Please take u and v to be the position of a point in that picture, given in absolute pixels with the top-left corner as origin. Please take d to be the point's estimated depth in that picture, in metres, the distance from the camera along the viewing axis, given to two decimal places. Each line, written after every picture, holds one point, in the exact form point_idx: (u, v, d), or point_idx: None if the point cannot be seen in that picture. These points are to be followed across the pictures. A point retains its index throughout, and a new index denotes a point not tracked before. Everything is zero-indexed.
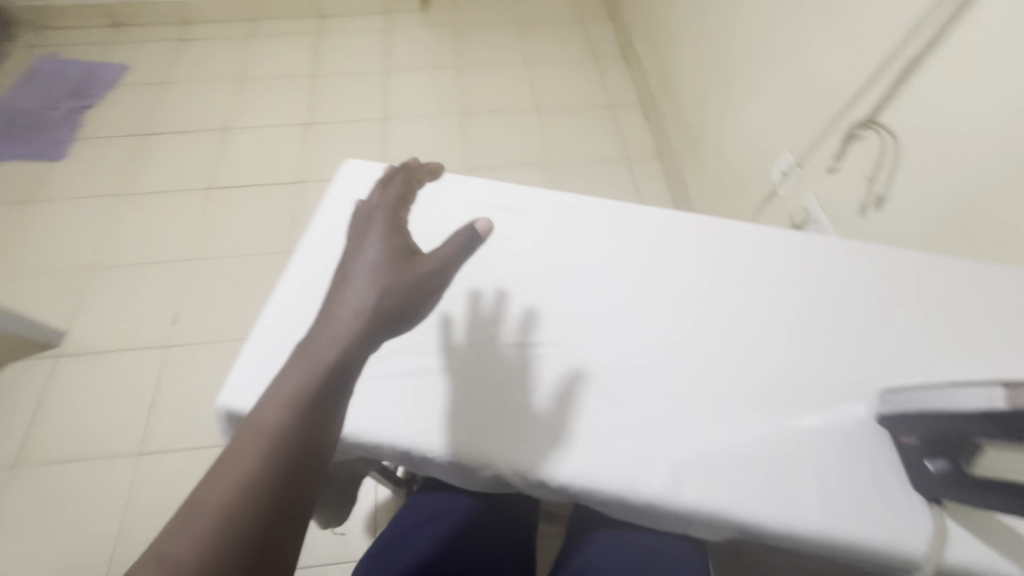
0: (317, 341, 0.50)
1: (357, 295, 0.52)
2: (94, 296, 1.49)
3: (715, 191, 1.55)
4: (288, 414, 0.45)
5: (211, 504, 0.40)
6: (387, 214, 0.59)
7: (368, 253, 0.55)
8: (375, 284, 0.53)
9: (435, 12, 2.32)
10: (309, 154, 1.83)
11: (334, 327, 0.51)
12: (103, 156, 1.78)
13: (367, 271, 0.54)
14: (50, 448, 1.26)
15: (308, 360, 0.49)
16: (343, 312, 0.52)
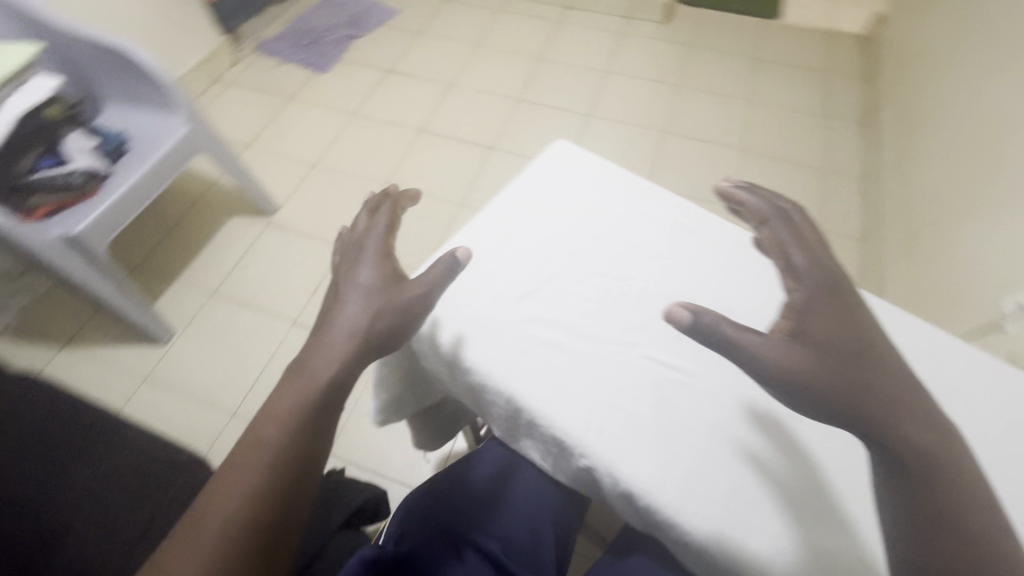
0: (312, 360, 0.51)
1: (352, 316, 0.54)
2: (307, 186, 1.79)
3: (921, 297, 1.35)
4: (287, 435, 0.47)
5: (217, 516, 0.44)
6: (377, 243, 0.60)
7: (360, 277, 0.56)
8: (366, 306, 0.55)
9: (673, 28, 2.30)
10: (510, 126, 1.97)
11: (330, 346, 0.52)
12: (353, 78, 2.11)
13: (360, 295, 0.55)
14: (240, 290, 1.56)
15: (304, 383, 0.50)
16: (334, 333, 0.53)
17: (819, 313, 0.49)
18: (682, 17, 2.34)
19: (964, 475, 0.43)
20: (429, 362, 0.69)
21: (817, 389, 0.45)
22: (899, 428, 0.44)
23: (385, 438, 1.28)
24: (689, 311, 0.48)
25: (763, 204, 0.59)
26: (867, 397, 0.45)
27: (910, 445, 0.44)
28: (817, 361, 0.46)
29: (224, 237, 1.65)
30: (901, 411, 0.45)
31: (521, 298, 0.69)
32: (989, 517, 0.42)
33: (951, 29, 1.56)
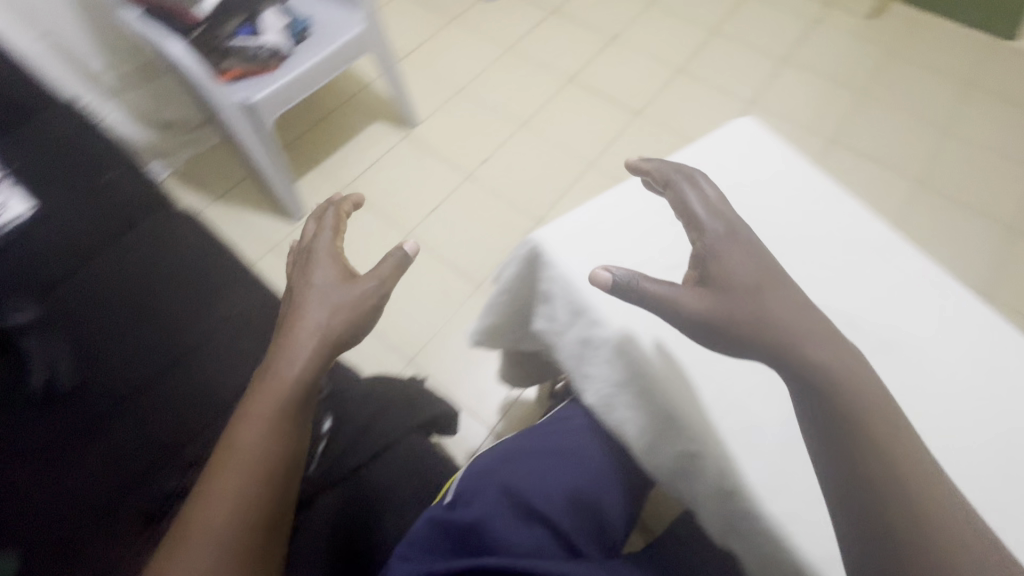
0: (281, 363, 0.61)
1: (317, 317, 0.64)
2: (448, 109, 1.82)
3: None
4: (263, 430, 0.58)
5: (217, 516, 0.53)
6: (327, 249, 0.71)
7: (318, 280, 0.68)
8: (327, 307, 0.65)
9: (877, 27, 2.02)
10: (661, 96, 1.86)
11: (295, 346, 0.62)
12: (517, 12, 2.08)
13: (320, 298, 0.66)
14: (367, 191, 1.65)
15: (273, 386, 0.60)
16: (296, 333, 0.63)
17: (723, 256, 0.57)
18: (891, 16, 2.05)
19: (860, 385, 0.49)
20: (550, 305, 0.69)
21: (722, 323, 0.54)
22: (795, 349, 0.51)
23: (463, 366, 1.36)
24: (613, 271, 0.57)
25: (659, 172, 0.65)
26: (761, 325, 0.53)
27: (807, 361, 0.51)
28: (718, 299, 0.55)
29: (364, 138, 1.75)
30: (793, 333, 0.52)
31: (665, 270, 0.67)
32: (892, 421, 0.48)
33: None
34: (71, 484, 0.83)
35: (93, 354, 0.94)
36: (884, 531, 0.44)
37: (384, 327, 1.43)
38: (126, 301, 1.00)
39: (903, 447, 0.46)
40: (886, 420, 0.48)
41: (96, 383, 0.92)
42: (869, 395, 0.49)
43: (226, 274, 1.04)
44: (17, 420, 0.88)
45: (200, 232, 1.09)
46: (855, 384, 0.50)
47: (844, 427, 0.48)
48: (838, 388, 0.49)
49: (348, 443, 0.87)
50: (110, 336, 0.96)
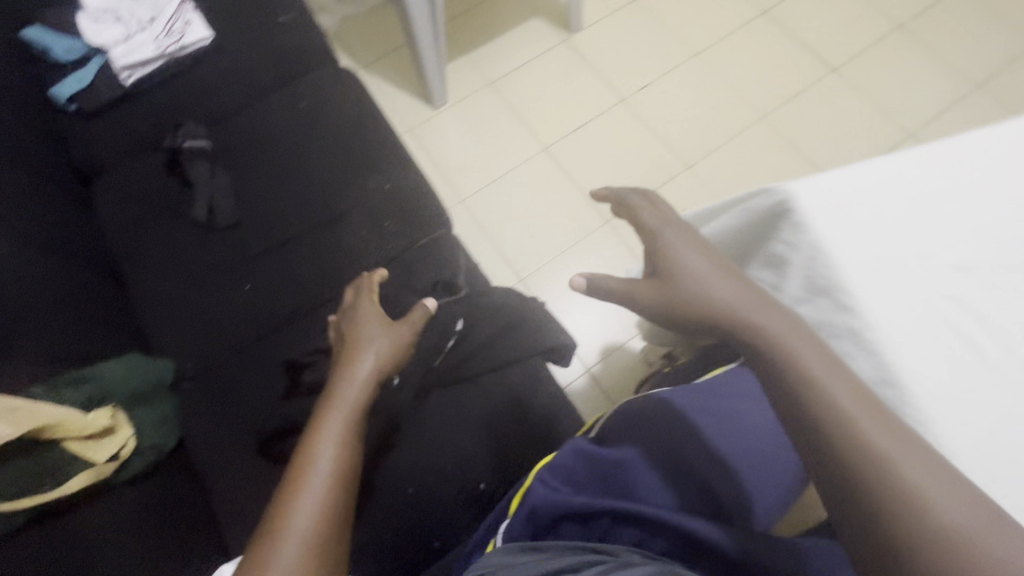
0: (337, 398, 0.65)
1: (372, 351, 0.69)
2: (619, 18, 1.63)
3: None
4: (332, 460, 0.59)
5: (285, 542, 0.53)
6: (368, 302, 0.76)
7: (367, 328, 0.72)
8: (379, 342, 0.71)
9: None
10: (870, 54, 1.57)
11: (349, 379, 0.66)
12: None
13: (373, 334, 0.71)
14: (513, 92, 1.55)
15: (332, 418, 0.63)
16: (349, 379, 0.66)
17: (665, 244, 0.56)
18: None
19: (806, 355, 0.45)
20: (779, 271, 0.52)
21: (663, 312, 0.55)
22: (745, 326, 0.49)
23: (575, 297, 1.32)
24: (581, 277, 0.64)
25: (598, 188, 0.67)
26: (694, 311, 0.52)
27: (750, 334, 0.48)
28: (654, 290, 0.56)
29: (522, 33, 1.61)
30: (735, 316, 0.50)
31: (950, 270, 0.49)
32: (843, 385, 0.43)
33: None
34: (223, 311, 0.88)
35: (253, 196, 0.97)
36: (850, 494, 0.40)
37: (502, 239, 1.39)
38: (287, 151, 1.00)
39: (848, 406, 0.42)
40: (837, 385, 0.43)
41: (253, 224, 0.95)
42: (816, 361, 0.45)
43: (379, 144, 1.00)
44: (176, 241, 0.93)
45: (361, 96, 1.05)
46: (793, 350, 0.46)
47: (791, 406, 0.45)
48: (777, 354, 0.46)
49: (470, 350, 0.86)
50: (270, 182, 0.98)
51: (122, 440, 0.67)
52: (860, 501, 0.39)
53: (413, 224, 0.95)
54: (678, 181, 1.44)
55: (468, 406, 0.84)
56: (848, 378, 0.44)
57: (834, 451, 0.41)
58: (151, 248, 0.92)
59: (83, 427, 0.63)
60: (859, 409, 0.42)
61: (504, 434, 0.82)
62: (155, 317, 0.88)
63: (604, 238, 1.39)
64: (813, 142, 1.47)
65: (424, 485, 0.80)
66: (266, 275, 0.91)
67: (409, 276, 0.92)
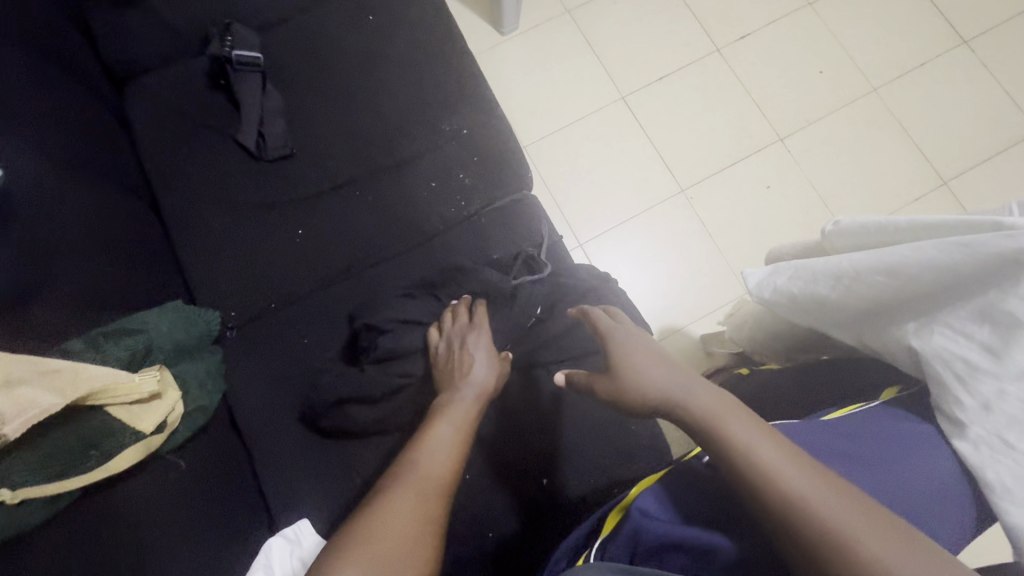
0: (451, 404, 0.63)
1: (479, 369, 0.67)
2: None
3: None
4: (440, 465, 0.57)
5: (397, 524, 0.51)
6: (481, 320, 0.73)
7: (481, 343, 0.70)
8: (487, 363, 0.69)
9: None
10: (1011, 28, 1.35)
11: (462, 390, 0.65)
12: None
13: (482, 355, 0.69)
14: (595, 24, 1.35)
15: (449, 416, 0.62)
16: (466, 381, 0.66)
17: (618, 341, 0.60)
18: None
19: (727, 417, 0.49)
20: (1006, 332, 0.42)
21: (613, 403, 0.57)
22: (680, 404, 0.52)
23: (637, 271, 1.22)
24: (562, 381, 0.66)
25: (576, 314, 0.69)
26: (636, 400, 0.55)
27: (685, 410, 0.52)
28: (603, 381, 0.58)
29: None
30: (668, 400, 0.53)
31: None
32: (763, 438, 0.46)
33: None
34: (272, 258, 0.78)
35: (310, 125, 0.84)
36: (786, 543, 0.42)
37: (564, 196, 1.26)
38: (350, 75, 0.85)
39: (768, 454, 0.45)
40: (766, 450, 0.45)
41: (309, 158, 0.82)
42: (731, 417, 0.49)
43: (458, 78, 0.85)
44: (221, 170, 0.81)
45: (440, 14, 0.88)
46: (719, 415, 0.49)
47: (745, 485, 0.45)
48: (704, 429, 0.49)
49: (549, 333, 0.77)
50: (329, 110, 0.84)
51: (169, 403, 0.61)
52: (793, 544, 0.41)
53: (492, 180, 0.83)
54: (767, 153, 1.29)
55: (538, 396, 0.77)
56: (766, 431, 0.47)
57: (769, 501, 0.43)
58: (191, 175, 0.81)
59: (130, 389, 0.58)
60: (776, 456, 0.45)
61: (575, 432, 0.75)
62: (195, 256, 0.78)
63: (675, 209, 1.26)
64: (926, 125, 1.30)
65: (483, 474, 0.74)
66: (321, 222, 0.80)
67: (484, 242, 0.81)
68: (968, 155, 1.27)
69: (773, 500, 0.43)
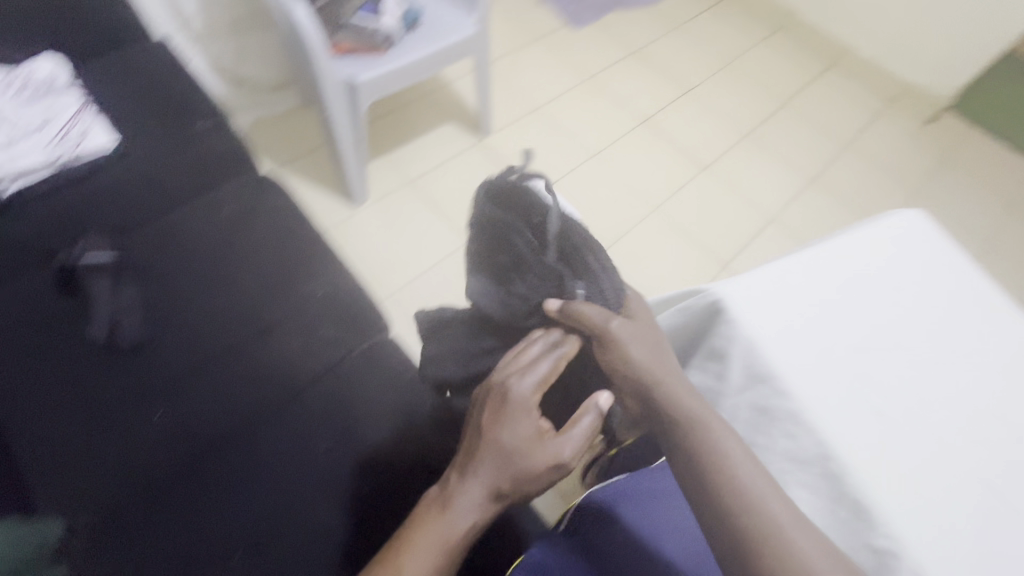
0: (445, 517, 0.60)
1: (493, 479, 0.60)
2: (524, 124, 1.82)
3: None
4: None
5: None
6: (531, 395, 0.61)
7: (510, 439, 0.60)
8: (510, 468, 0.60)
9: (937, 132, 2.09)
10: (730, 155, 1.89)
11: (467, 498, 0.60)
12: (599, 46, 2.10)
13: (506, 455, 0.60)
14: (433, 190, 1.62)
15: (440, 530, 0.59)
16: (473, 485, 0.61)
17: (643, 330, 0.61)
18: (949, 122, 2.13)
19: (710, 417, 0.54)
20: (721, 363, 0.59)
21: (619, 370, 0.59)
22: (675, 395, 0.56)
23: None
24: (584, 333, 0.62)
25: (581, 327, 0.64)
26: (638, 379, 0.58)
27: (676, 402, 0.56)
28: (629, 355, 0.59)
29: (435, 136, 1.72)
30: (667, 388, 0.57)
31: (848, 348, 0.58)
32: (737, 444, 0.52)
33: None
34: (132, 448, 0.78)
35: (168, 311, 0.89)
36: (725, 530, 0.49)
37: None
38: (204, 261, 0.94)
39: (737, 458, 0.51)
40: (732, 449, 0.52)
41: (168, 343, 0.86)
42: (712, 418, 0.54)
43: (310, 247, 0.98)
44: (73, 372, 0.82)
45: (288, 200, 1.04)
46: (715, 428, 0.53)
47: (701, 484, 0.51)
48: (708, 451, 0.52)
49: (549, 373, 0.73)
50: (186, 295, 0.90)
51: None
52: (732, 528, 0.49)
53: (351, 330, 0.92)
54: None
55: None
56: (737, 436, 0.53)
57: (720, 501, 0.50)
58: (40, 384, 0.81)
59: None
60: (742, 457, 0.51)
61: None
62: (43, 470, 0.75)
63: None
64: (700, 228, 1.69)
65: None
66: (190, 404, 0.82)
67: (494, 190, 0.67)
68: (733, 243, 1.67)
69: (719, 496, 0.50)
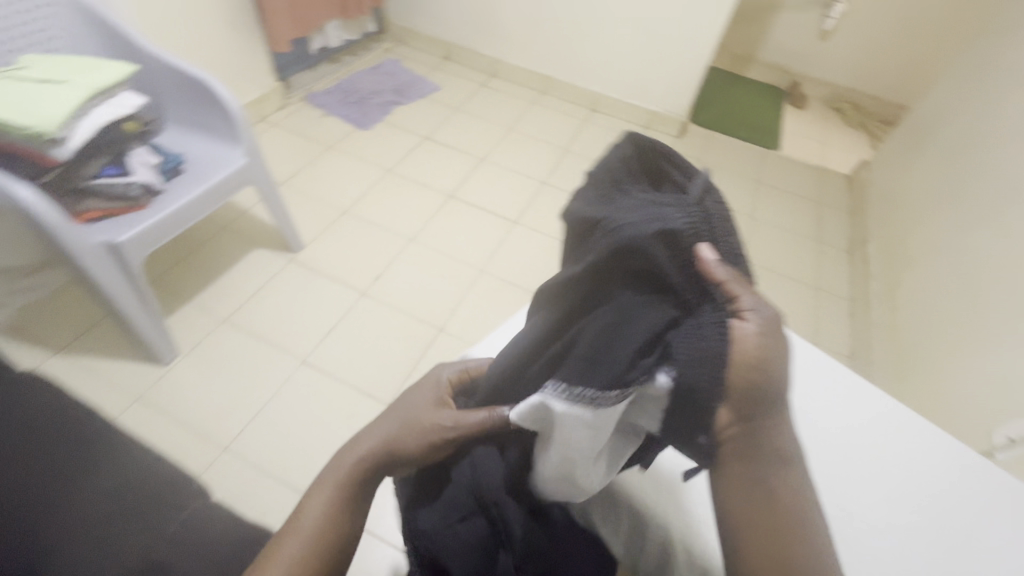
0: (352, 451, 0.64)
1: (395, 425, 0.64)
2: (334, 229, 1.84)
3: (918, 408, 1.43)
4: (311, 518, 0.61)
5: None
6: (448, 377, 0.68)
7: (420, 399, 0.66)
8: (410, 419, 0.63)
9: (687, 143, 2.54)
10: (535, 205, 2.09)
11: (371, 438, 0.64)
12: (393, 140, 2.26)
13: (411, 410, 0.64)
14: (252, 321, 1.54)
15: (343, 465, 0.63)
16: (381, 429, 0.65)
17: (778, 355, 0.45)
18: (693, 134, 2.60)
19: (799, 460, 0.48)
20: None
21: (752, 402, 0.45)
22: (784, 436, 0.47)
23: None
24: (751, 317, 0.45)
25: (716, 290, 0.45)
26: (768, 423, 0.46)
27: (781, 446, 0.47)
28: (765, 392, 0.45)
29: (243, 266, 1.67)
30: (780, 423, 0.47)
31: None
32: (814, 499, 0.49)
33: (943, 179, 1.78)
34: None
35: None
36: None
37: (287, 471, 1.28)
38: None
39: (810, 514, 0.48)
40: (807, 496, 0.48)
41: None
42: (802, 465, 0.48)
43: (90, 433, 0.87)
44: None
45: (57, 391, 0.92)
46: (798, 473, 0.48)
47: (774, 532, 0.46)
48: (790, 504, 0.47)
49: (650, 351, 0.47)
50: None
51: None
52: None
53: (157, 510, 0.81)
54: (436, 344, 1.59)
55: None
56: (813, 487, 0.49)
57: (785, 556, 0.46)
58: None
59: None
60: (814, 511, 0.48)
61: None
62: None
63: None
64: (527, 277, 1.82)
65: None
66: None
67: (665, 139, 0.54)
68: None
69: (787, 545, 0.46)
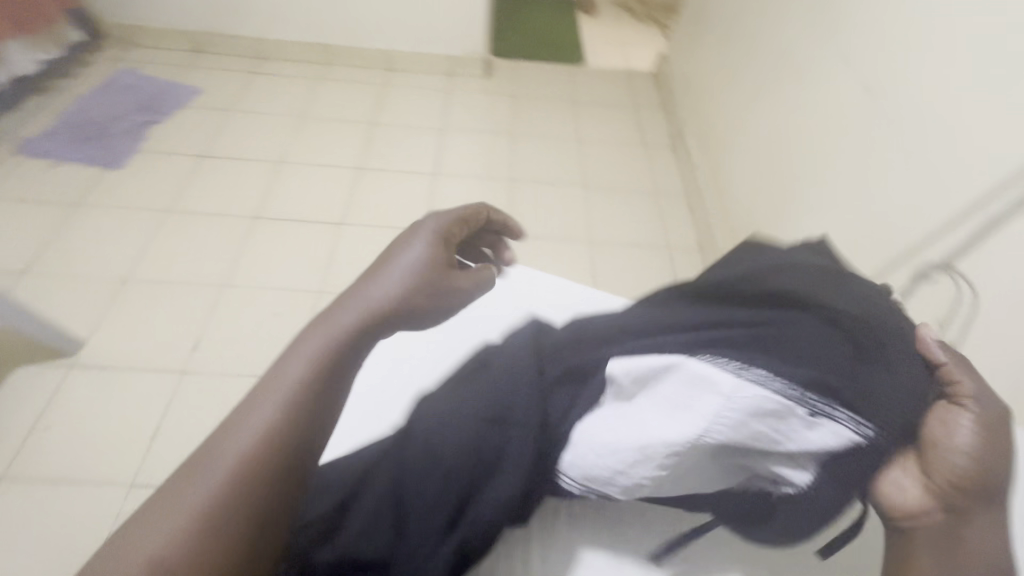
0: (344, 310, 0.50)
1: (396, 282, 0.51)
2: (117, 308, 1.48)
3: None
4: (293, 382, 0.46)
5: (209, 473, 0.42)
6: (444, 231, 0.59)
7: (416, 254, 0.54)
8: (416, 277, 0.52)
9: (497, 82, 2.39)
10: (357, 197, 1.85)
11: (368, 294, 0.51)
12: (160, 170, 1.84)
13: (412, 266, 0.53)
14: (43, 465, 1.21)
15: (331, 323, 0.49)
16: (376, 284, 0.52)
17: (998, 448, 0.43)
18: (500, 68, 2.46)
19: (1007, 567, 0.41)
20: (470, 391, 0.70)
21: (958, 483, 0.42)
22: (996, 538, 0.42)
23: None
24: (973, 407, 0.45)
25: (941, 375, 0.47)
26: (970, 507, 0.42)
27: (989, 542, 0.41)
28: (969, 473, 0.42)
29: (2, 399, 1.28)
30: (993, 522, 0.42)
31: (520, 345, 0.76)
32: None
33: (731, 57, 1.85)
34: None
35: None
36: None
37: None
38: None
39: None
40: None
41: None
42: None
43: None
44: None
45: None
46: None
47: None
48: None
49: (809, 368, 0.49)
50: None
51: None
52: None
53: None
54: None
55: None
56: None
57: None
58: None
59: None
60: None
61: None
62: None
63: None
64: None
65: None
66: None
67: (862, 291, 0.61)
68: None
69: None
